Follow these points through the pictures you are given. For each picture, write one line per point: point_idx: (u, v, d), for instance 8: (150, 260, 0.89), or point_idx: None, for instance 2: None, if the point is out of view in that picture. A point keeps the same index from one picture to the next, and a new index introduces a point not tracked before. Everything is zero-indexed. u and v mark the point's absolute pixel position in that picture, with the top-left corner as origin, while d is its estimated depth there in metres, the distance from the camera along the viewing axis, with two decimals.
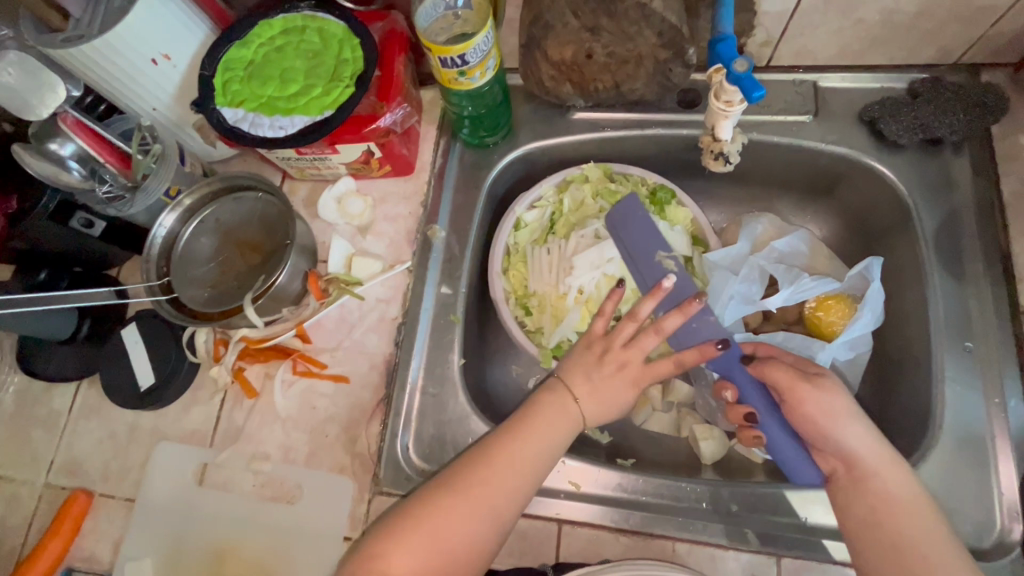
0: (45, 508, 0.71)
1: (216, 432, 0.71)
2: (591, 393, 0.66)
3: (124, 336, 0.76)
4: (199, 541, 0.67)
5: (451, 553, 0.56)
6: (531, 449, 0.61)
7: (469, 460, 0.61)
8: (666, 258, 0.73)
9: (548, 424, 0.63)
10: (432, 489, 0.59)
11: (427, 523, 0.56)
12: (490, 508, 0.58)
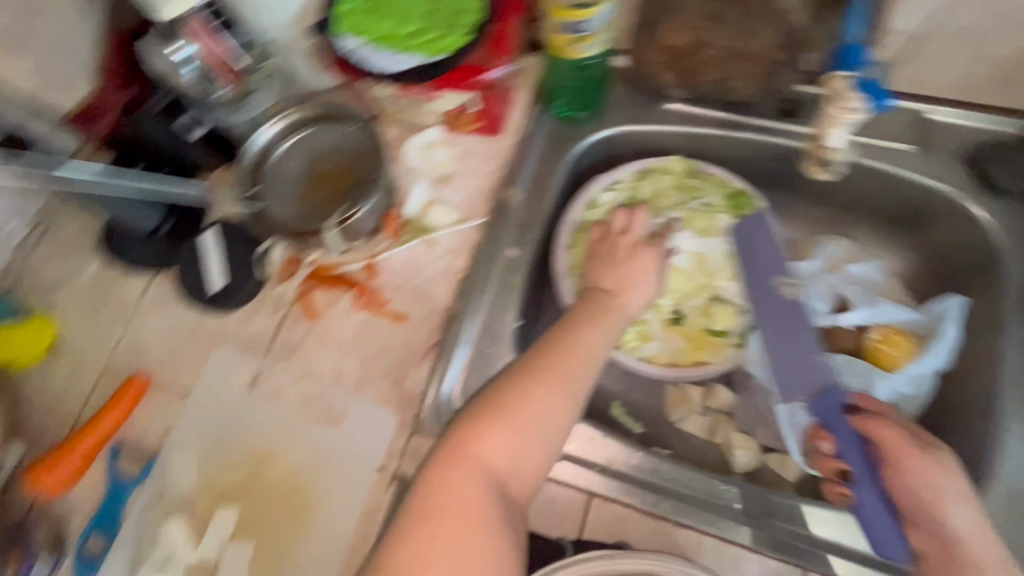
0: (106, 383, 0.76)
1: (273, 344, 0.74)
2: (638, 294, 0.73)
3: (201, 240, 0.77)
4: (240, 443, 0.70)
5: (539, 436, 0.60)
6: (594, 341, 0.66)
7: (540, 352, 0.65)
8: (786, 285, 0.76)
9: (606, 318, 0.69)
10: (510, 380, 0.63)
11: (516, 411, 0.61)
12: (562, 386, 0.63)
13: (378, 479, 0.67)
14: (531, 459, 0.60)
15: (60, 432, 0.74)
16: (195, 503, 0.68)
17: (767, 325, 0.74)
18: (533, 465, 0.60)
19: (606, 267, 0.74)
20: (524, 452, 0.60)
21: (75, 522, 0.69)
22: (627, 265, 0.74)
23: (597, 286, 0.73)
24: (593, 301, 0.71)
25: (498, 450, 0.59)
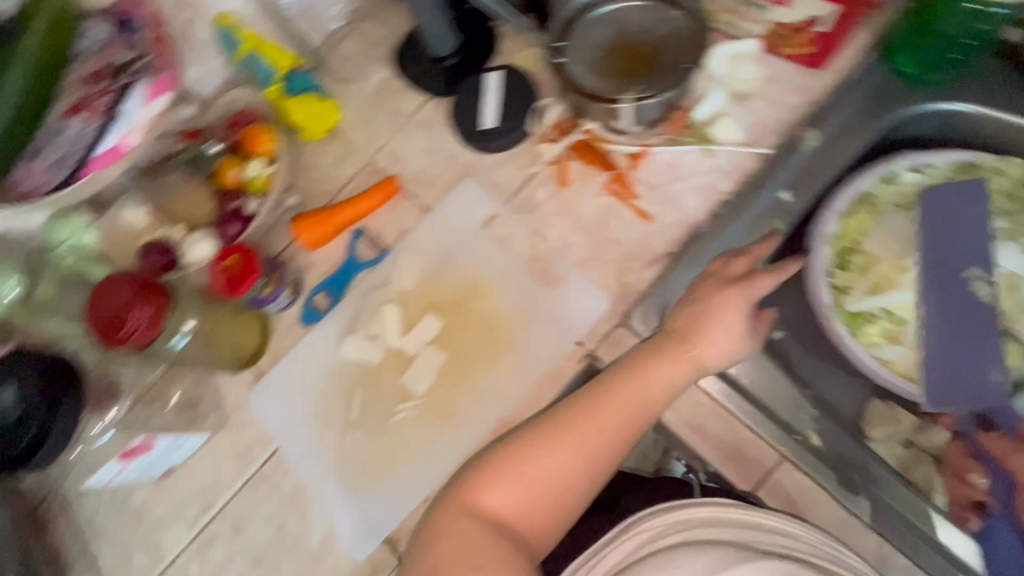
0: (364, 175, 0.84)
1: (516, 195, 0.77)
2: (714, 347, 0.61)
3: (488, 79, 0.80)
4: (461, 268, 0.75)
5: (568, 459, 0.59)
6: (640, 395, 0.60)
7: (577, 401, 0.61)
8: (977, 276, 0.67)
9: (659, 371, 0.60)
10: (542, 422, 0.61)
11: (538, 456, 0.59)
12: (608, 443, 0.60)
13: (573, 351, 0.69)
14: (542, 493, 0.59)
15: (318, 201, 0.84)
16: (410, 302, 0.75)
17: (942, 327, 0.67)
18: (572, 489, 0.60)
19: (681, 321, 0.63)
20: (543, 498, 0.59)
21: (311, 277, 0.80)
22: (718, 344, 0.61)
23: (682, 347, 0.61)
24: (658, 349, 0.61)
25: (545, 463, 0.59)
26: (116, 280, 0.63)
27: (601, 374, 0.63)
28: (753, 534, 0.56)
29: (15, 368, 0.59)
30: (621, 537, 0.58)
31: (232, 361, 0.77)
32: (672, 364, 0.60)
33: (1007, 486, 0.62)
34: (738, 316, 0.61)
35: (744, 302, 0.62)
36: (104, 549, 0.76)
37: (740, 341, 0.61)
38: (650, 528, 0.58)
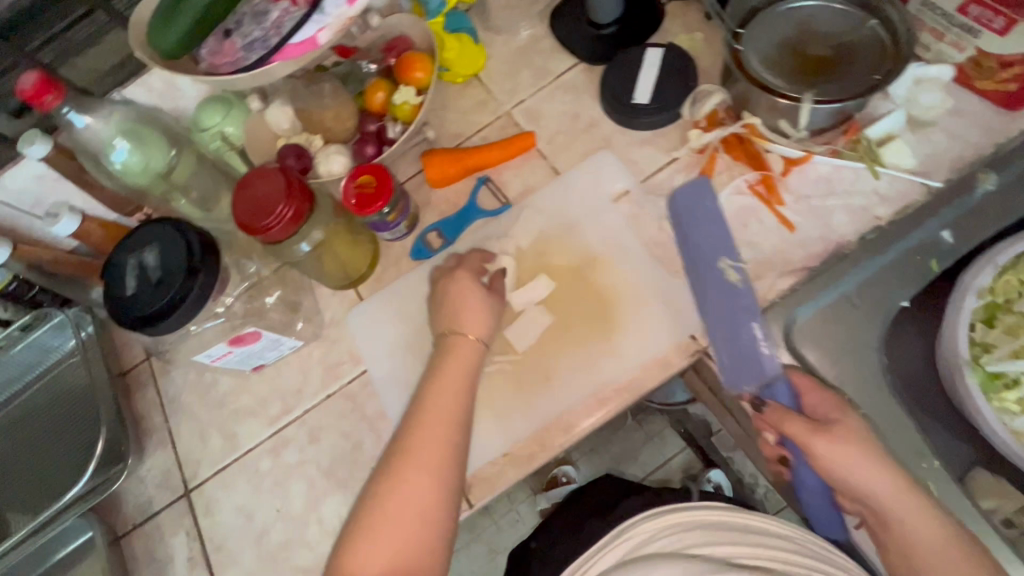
0: (497, 126, 0.84)
1: (652, 175, 0.75)
2: (486, 321, 0.67)
3: (646, 55, 0.78)
4: (583, 237, 0.74)
5: (439, 457, 0.59)
6: (462, 375, 0.64)
7: (416, 409, 0.63)
8: (729, 267, 0.67)
9: (459, 369, 0.65)
10: (393, 460, 0.60)
11: (411, 477, 0.58)
12: (448, 417, 0.62)
13: (685, 345, 0.67)
14: (437, 485, 0.58)
15: (447, 142, 0.84)
16: (524, 259, 0.74)
17: (706, 308, 0.66)
18: (443, 471, 0.59)
19: (453, 299, 0.68)
20: (434, 487, 0.58)
21: (428, 214, 0.81)
22: (485, 315, 0.67)
23: (452, 332, 0.66)
24: (441, 358, 0.65)
25: (410, 497, 0.57)
26: (264, 169, 0.64)
27: (420, 383, 0.65)
28: (740, 532, 0.65)
29: (162, 233, 0.62)
30: (624, 535, 0.68)
31: (337, 280, 0.79)
32: (465, 360, 0.65)
33: (791, 398, 0.63)
34: (487, 294, 0.68)
35: (479, 257, 0.72)
36: (185, 426, 0.79)
37: (490, 300, 0.68)
38: (643, 531, 0.68)
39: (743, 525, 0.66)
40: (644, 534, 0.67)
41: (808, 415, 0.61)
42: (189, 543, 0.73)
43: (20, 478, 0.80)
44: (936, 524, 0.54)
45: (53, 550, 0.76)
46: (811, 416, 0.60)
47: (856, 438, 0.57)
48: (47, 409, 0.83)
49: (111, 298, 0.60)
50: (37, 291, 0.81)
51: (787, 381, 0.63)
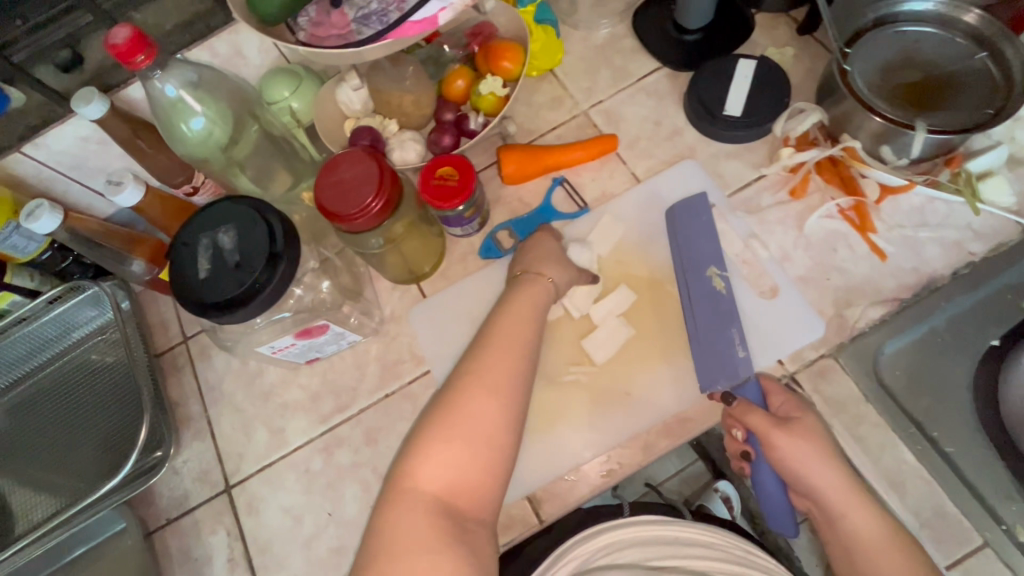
0: (573, 125, 0.81)
1: (738, 191, 0.74)
2: (556, 265, 0.66)
3: (738, 66, 0.76)
4: (665, 251, 0.72)
5: (507, 373, 0.56)
6: (532, 308, 0.62)
7: (487, 331, 0.61)
8: (718, 275, 0.67)
9: (534, 301, 0.63)
10: (462, 374, 0.57)
11: (481, 387, 0.55)
12: (520, 339, 0.59)
13: (772, 369, 0.65)
14: (505, 402, 0.55)
15: (519, 137, 0.81)
16: (603, 269, 0.72)
17: (694, 311, 0.66)
18: (514, 386, 0.56)
19: (531, 250, 0.68)
20: (502, 400, 0.55)
21: (499, 212, 0.78)
22: (560, 265, 0.66)
23: (524, 270, 0.66)
24: (514, 291, 0.64)
25: (478, 409, 0.54)
26: (353, 152, 0.60)
27: (491, 311, 0.64)
28: (669, 548, 0.61)
29: (239, 213, 0.57)
30: (557, 562, 0.61)
31: (399, 275, 0.75)
32: (537, 294, 0.63)
33: (758, 397, 0.63)
34: (558, 248, 0.68)
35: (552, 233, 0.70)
36: (226, 417, 0.74)
37: (564, 258, 0.67)
38: (577, 556, 0.61)
39: (673, 537, 0.62)
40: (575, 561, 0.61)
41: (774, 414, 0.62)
42: (230, 543, 0.69)
43: (51, 459, 0.77)
44: (868, 516, 0.55)
45: (82, 541, 0.71)
46: (775, 413, 0.61)
47: (805, 431, 0.59)
48: (83, 387, 0.79)
49: (181, 280, 0.55)
50: (69, 260, 0.78)
51: (757, 382, 0.63)
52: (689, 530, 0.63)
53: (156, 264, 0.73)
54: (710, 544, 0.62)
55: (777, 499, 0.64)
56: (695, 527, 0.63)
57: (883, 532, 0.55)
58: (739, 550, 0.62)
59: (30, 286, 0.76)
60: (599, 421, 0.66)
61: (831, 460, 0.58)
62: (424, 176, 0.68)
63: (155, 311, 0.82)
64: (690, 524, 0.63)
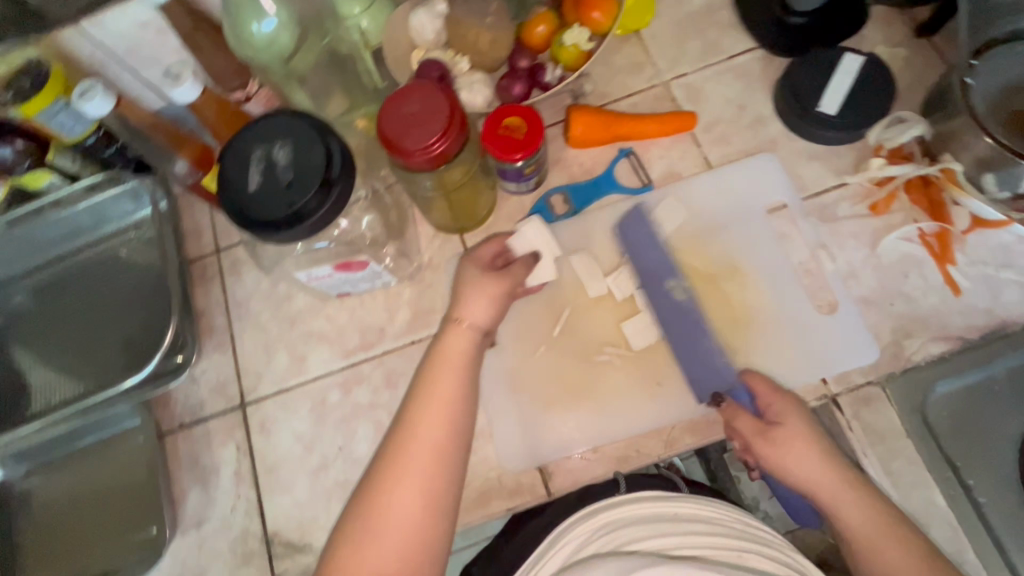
0: (650, 95, 0.76)
1: (815, 196, 0.69)
2: (484, 307, 0.60)
3: (844, 60, 0.70)
4: (725, 245, 0.68)
5: (428, 457, 0.53)
6: (456, 369, 0.57)
7: (409, 401, 0.56)
8: (676, 287, 0.66)
9: (457, 364, 0.57)
10: (389, 448, 0.54)
11: (409, 466, 0.52)
12: (448, 404, 0.55)
13: (814, 387, 0.62)
14: (427, 488, 0.52)
15: (591, 99, 0.76)
16: (657, 253, 0.68)
17: (664, 324, 0.65)
18: (447, 459, 0.53)
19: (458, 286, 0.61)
20: (433, 479, 0.52)
21: (556, 174, 0.74)
22: (484, 302, 0.60)
23: (449, 315, 0.60)
24: (439, 349, 0.58)
25: (406, 490, 0.51)
26: (424, 84, 0.56)
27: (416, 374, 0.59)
28: (665, 522, 0.59)
29: (297, 129, 0.54)
30: (555, 546, 0.61)
31: (443, 223, 0.72)
32: (462, 354, 0.58)
33: (749, 400, 0.62)
34: (495, 278, 0.60)
35: (488, 247, 0.63)
36: (249, 335, 0.74)
37: (494, 283, 0.60)
38: (573, 538, 0.61)
39: (671, 513, 0.60)
40: (573, 545, 0.60)
41: (763, 417, 0.60)
42: (239, 457, 0.69)
43: (72, 344, 0.78)
44: (874, 522, 0.53)
45: (95, 430, 0.72)
46: (763, 419, 0.60)
47: (797, 433, 0.58)
48: (112, 280, 0.79)
49: (229, 188, 0.53)
50: (113, 149, 0.74)
51: (745, 382, 0.62)
52: (685, 505, 0.61)
53: (199, 168, 0.71)
54: (709, 518, 0.60)
55: (794, 502, 0.65)
56: (692, 502, 0.62)
57: (899, 539, 0.52)
58: (738, 523, 0.61)
59: (70, 169, 0.74)
60: (618, 403, 0.64)
61: (829, 465, 0.56)
62: (490, 122, 0.64)
63: (191, 217, 0.80)
64: (687, 500, 0.62)
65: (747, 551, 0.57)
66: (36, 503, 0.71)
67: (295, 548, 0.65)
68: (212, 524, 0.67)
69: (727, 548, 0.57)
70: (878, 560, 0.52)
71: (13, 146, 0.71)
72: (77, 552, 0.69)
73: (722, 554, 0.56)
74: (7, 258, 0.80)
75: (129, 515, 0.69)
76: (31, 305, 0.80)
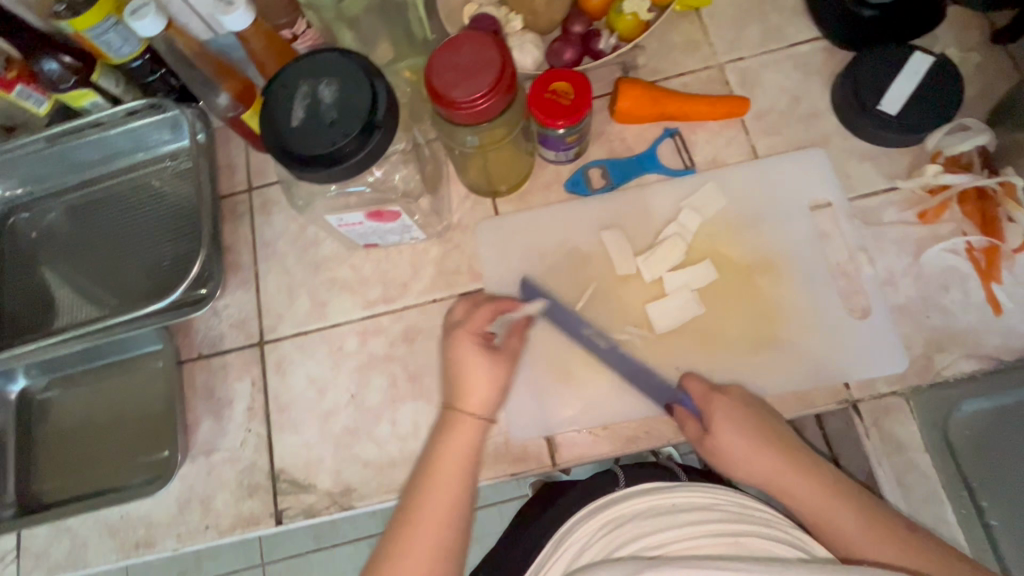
0: (703, 76, 0.73)
1: (862, 197, 0.67)
2: (478, 396, 0.58)
3: (913, 57, 0.66)
4: (762, 238, 0.66)
5: (433, 551, 0.53)
6: (460, 456, 0.57)
7: (416, 486, 0.56)
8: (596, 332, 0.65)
9: (462, 451, 0.57)
10: (396, 531, 0.54)
11: (403, 558, 0.52)
12: (449, 498, 0.55)
13: (836, 390, 0.61)
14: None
15: (641, 73, 0.73)
16: (692, 238, 0.67)
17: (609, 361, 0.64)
18: (440, 552, 0.53)
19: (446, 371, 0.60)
20: (427, 574, 0.52)
21: (597, 148, 0.72)
22: (478, 389, 0.58)
23: (455, 404, 0.59)
24: (442, 431, 0.58)
25: (406, 571, 0.52)
26: (477, 35, 0.54)
27: (420, 455, 0.58)
28: (664, 516, 0.59)
29: (344, 67, 0.53)
30: (559, 550, 0.61)
31: (477, 184, 0.72)
32: (461, 439, 0.57)
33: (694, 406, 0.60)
34: (492, 360, 0.59)
35: (482, 318, 0.60)
36: (273, 275, 0.74)
37: (493, 374, 0.59)
38: (577, 540, 0.60)
39: (669, 504, 0.60)
40: (576, 548, 0.60)
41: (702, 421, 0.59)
42: (252, 394, 0.70)
43: (100, 266, 0.79)
44: (817, 492, 0.54)
45: (116, 351, 0.74)
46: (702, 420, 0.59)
47: (733, 414, 0.57)
48: (142, 207, 0.80)
49: (272, 121, 0.53)
50: (155, 75, 0.75)
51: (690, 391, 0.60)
52: (682, 494, 0.61)
53: (241, 104, 0.70)
54: (707, 505, 0.60)
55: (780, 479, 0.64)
56: (690, 490, 0.61)
57: (847, 509, 0.53)
58: (735, 506, 0.61)
59: (114, 92, 0.75)
60: (596, 408, 0.64)
61: (765, 450, 0.55)
62: (537, 86, 0.62)
63: (225, 153, 0.80)
64: (685, 489, 0.61)
65: (746, 536, 0.57)
66: (55, 413, 0.73)
67: (299, 487, 0.66)
68: (221, 454, 0.68)
69: (726, 536, 0.57)
70: (833, 528, 0.53)
71: (58, 61, 0.69)
72: (90, 466, 0.71)
73: (721, 542, 0.56)
74: (45, 174, 0.81)
75: (143, 436, 0.71)
76: (64, 223, 0.82)
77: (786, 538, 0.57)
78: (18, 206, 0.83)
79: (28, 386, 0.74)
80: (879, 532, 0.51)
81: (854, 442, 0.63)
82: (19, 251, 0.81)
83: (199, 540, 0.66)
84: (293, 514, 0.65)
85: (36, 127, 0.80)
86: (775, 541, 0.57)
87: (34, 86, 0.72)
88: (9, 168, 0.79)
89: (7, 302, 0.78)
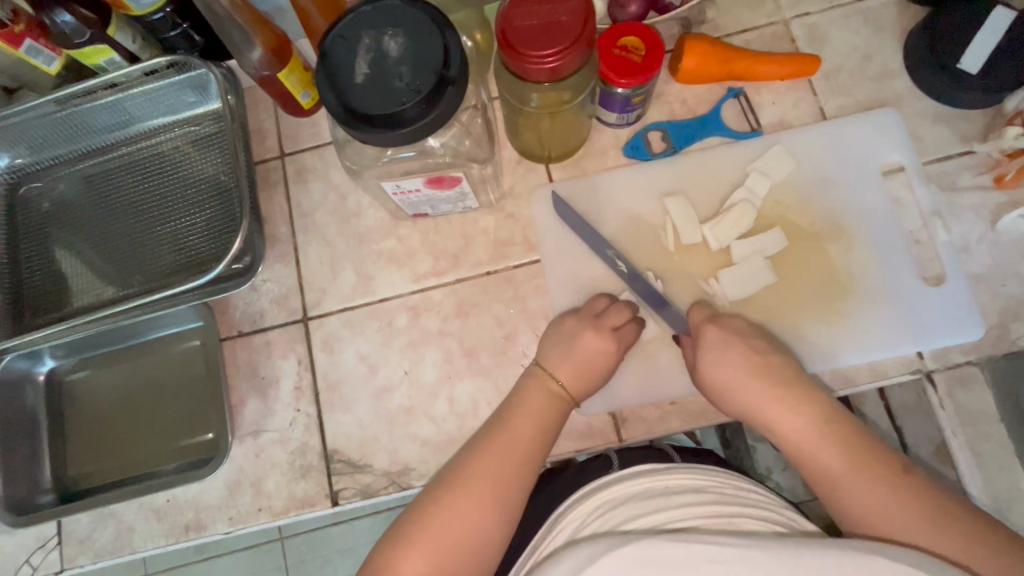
0: (770, 31, 0.69)
1: (935, 161, 0.65)
2: (574, 370, 0.58)
3: (994, 12, 0.62)
4: (834, 200, 0.64)
5: (492, 490, 0.51)
6: (536, 420, 0.56)
7: (489, 430, 0.56)
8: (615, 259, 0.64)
9: (533, 411, 0.56)
10: (462, 465, 0.53)
11: (465, 492, 0.51)
12: (521, 448, 0.54)
13: (909, 360, 0.60)
14: (483, 522, 0.50)
15: (705, 30, 0.69)
16: (762, 203, 0.64)
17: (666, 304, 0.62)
18: (504, 495, 0.51)
19: (556, 340, 0.60)
20: (491, 508, 0.51)
21: (658, 108, 0.69)
22: (579, 366, 0.58)
23: (539, 363, 0.59)
24: (518, 388, 0.58)
25: (469, 500, 0.50)
26: None
27: (499, 408, 0.58)
28: (658, 496, 0.54)
29: (411, 17, 0.48)
30: (544, 541, 0.56)
31: (530, 148, 0.68)
32: (537, 397, 0.57)
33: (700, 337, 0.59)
34: (581, 324, 0.60)
35: (602, 299, 0.62)
36: (313, 248, 0.70)
37: (596, 343, 0.59)
38: (569, 524, 0.55)
39: (661, 486, 0.55)
40: (570, 529, 0.55)
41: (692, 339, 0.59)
42: (300, 372, 0.67)
43: (122, 239, 0.74)
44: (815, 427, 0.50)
45: (146, 331, 0.69)
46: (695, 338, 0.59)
47: (714, 368, 0.57)
48: (166, 176, 0.75)
49: (332, 76, 0.48)
50: (177, 31, 0.69)
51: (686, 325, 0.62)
52: (676, 475, 0.55)
53: (277, 60, 0.63)
54: (698, 487, 0.55)
55: None
56: (682, 471, 0.56)
57: (836, 456, 0.49)
58: (728, 486, 0.55)
59: (131, 48, 0.68)
60: (671, 367, 0.62)
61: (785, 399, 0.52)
62: (605, 40, 0.58)
63: (253, 116, 0.75)
64: (678, 470, 0.56)
65: (739, 515, 0.51)
66: (86, 395, 0.69)
67: (355, 467, 0.64)
68: (270, 435, 0.65)
69: (718, 514, 0.51)
70: (820, 478, 0.49)
71: (73, 13, 0.61)
72: (122, 451, 0.67)
73: (710, 521, 0.51)
74: (54, 140, 0.75)
75: (180, 419, 0.68)
76: (79, 193, 0.76)
77: (779, 518, 0.52)
78: (28, 175, 0.77)
79: (56, 367, 0.70)
80: (870, 480, 0.47)
81: (927, 414, 0.62)
82: (31, 224, 0.75)
83: (252, 522, 0.64)
84: (349, 495, 0.63)
85: (43, 88, 0.74)
86: (767, 520, 0.52)
87: (43, 41, 0.65)
88: (15, 133, 0.73)
89: (24, 279, 0.73)
